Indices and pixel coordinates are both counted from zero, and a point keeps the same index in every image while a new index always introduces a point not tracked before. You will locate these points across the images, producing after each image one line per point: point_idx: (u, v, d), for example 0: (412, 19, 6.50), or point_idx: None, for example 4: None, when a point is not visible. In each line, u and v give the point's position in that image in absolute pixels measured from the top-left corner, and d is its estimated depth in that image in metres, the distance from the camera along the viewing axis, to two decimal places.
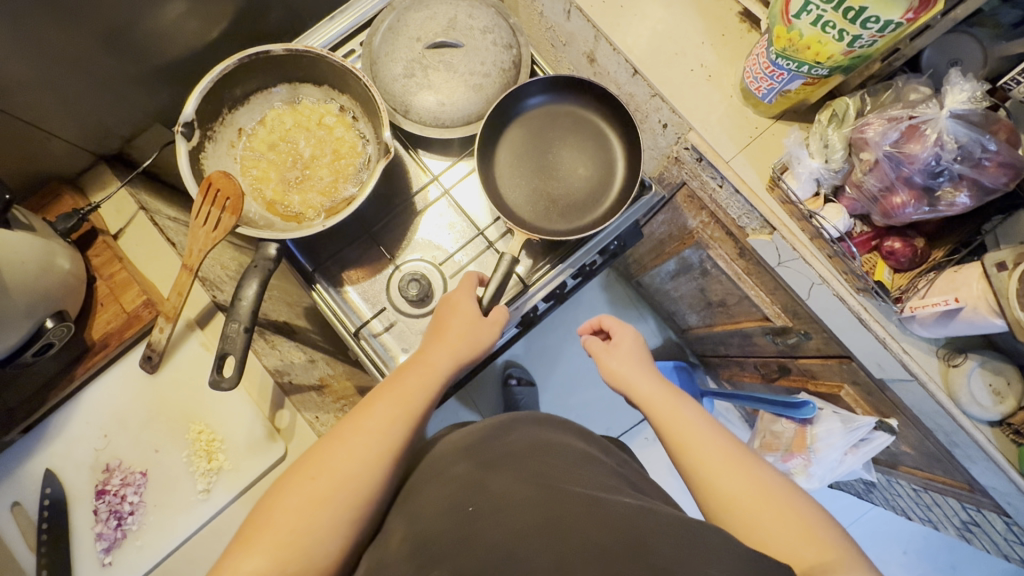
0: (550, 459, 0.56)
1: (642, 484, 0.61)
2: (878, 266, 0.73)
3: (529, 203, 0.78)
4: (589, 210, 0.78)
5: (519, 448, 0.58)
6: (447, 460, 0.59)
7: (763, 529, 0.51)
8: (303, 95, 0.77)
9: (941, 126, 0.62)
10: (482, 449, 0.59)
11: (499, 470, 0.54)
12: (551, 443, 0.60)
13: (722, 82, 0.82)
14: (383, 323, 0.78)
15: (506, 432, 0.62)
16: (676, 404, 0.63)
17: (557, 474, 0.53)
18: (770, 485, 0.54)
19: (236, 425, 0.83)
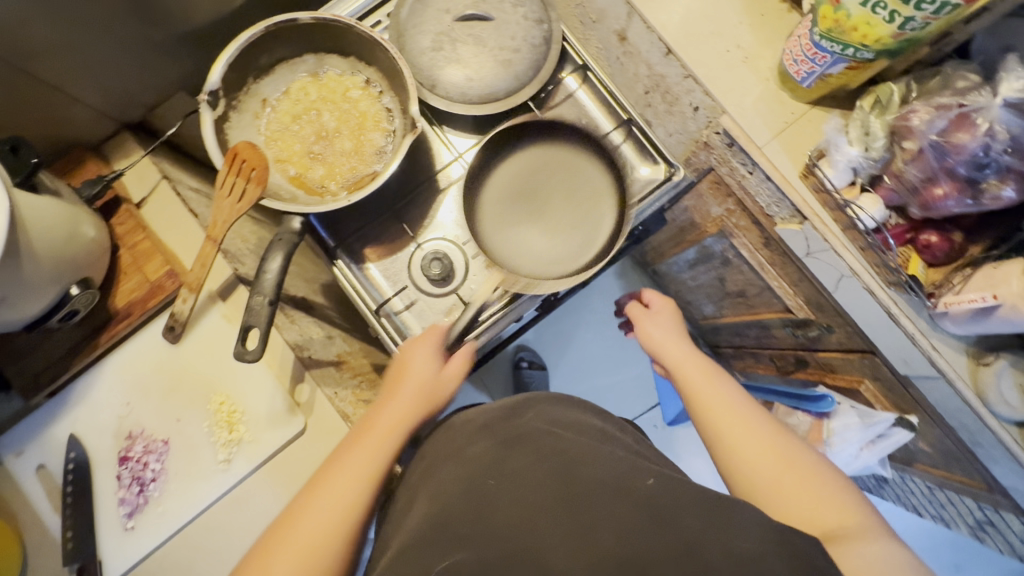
0: (571, 435, 0.56)
1: (667, 466, 0.59)
2: (912, 260, 0.72)
3: (517, 247, 0.75)
4: (581, 252, 0.75)
5: (536, 424, 0.58)
6: (467, 438, 0.60)
7: (780, 494, 0.51)
8: (328, 66, 0.75)
9: (992, 115, 0.59)
10: (500, 428, 0.59)
11: (517, 446, 0.54)
12: (571, 421, 0.60)
13: (758, 65, 0.80)
14: (404, 301, 0.77)
15: (524, 408, 0.63)
16: (708, 372, 0.64)
17: (575, 448, 0.53)
18: (793, 454, 0.53)
19: (257, 397, 0.82)
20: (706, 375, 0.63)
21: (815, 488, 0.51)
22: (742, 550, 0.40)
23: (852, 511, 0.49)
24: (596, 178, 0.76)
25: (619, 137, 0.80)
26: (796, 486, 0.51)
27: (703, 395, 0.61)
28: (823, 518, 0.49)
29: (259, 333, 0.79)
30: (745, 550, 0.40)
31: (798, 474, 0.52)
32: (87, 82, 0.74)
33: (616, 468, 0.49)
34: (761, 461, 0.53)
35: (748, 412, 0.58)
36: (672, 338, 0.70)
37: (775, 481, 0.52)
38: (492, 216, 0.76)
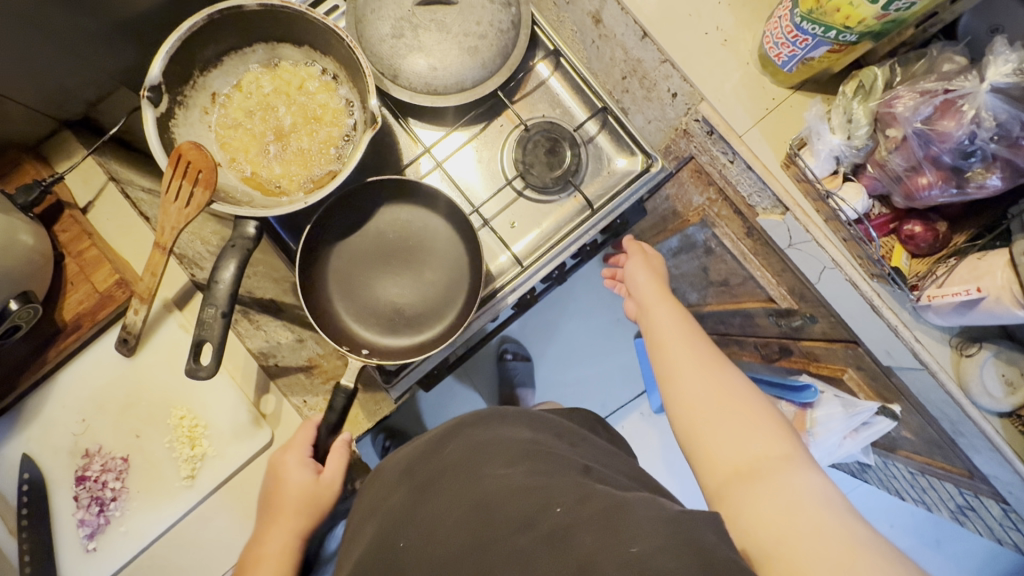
0: (485, 459, 0.58)
1: (603, 470, 0.60)
2: (896, 250, 0.69)
3: (376, 316, 0.72)
4: (444, 311, 0.72)
5: (454, 456, 0.60)
6: (386, 489, 0.63)
7: (713, 430, 0.59)
8: (281, 57, 0.70)
9: (979, 102, 0.57)
10: (419, 469, 0.61)
11: (431, 488, 0.57)
12: (492, 442, 0.61)
13: (738, 48, 0.76)
14: (358, 305, 0.72)
15: (446, 441, 0.64)
16: (668, 321, 0.72)
17: (487, 470, 0.56)
18: (731, 391, 0.61)
19: (220, 410, 0.79)
20: (681, 325, 0.72)
21: (750, 435, 0.57)
22: (631, 553, 0.44)
23: (784, 455, 0.55)
24: (449, 234, 0.73)
25: (594, 127, 0.77)
26: (729, 433, 0.58)
27: (669, 342, 0.69)
28: (752, 449, 0.56)
29: (212, 346, 0.76)
30: (633, 553, 0.44)
31: (730, 420, 0.59)
32: (16, 78, 0.68)
33: (525, 502, 0.51)
34: (704, 406, 0.61)
35: (714, 362, 0.65)
36: (654, 288, 0.79)
37: (710, 428, 0.59)
38: (346, 291, 0.72)
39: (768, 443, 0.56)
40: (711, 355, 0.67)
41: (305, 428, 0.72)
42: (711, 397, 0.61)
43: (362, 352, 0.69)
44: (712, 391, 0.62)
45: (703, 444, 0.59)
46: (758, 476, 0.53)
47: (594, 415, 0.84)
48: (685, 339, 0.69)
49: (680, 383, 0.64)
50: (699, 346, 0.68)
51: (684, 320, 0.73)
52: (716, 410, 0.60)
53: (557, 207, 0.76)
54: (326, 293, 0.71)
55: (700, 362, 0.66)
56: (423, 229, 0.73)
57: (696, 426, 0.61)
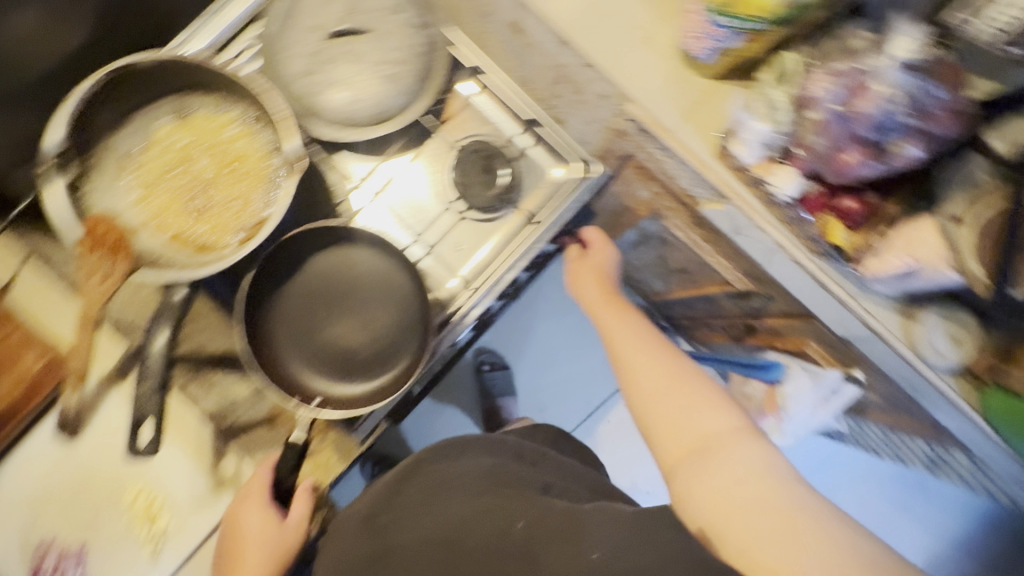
0: (445, 497, 0.64)
1: (563, 485, 0.68)
2: (833, 225, 0.69)
3: (327, 363, 0.69)
4: (395, 356, 0.69)
5: (414, 497, 0.67)
6: (349, 531, 0.68)
7: (663, 411, 0.59)
8: (191, 108, 0.68)
9: (888, 78, 0.58)
10: (382, 511, 0.68)
11: (398, 528, 0.64)
12: (451, 478, 0.67)
13: (658, 44, 0.75)
14: (305, 354, 0.69)
15: (406, 481, 0.70)
16: (615, 317, 0.75)
17: (451, 504, 0.63)
18: (680, 374, 0.62)
19: (177, 482, 0.76)
20: (635, 319, 0.74)
21: (699, 414, 0.57)
22: (592, 559, 0.52)
23: (731, 428, 0.54)
24: (392, 270, 0.71)
25: (527, 140, 0.76)
26: (679, 413, 0.58)
27: (618, 338, 0.71)
28: (700, 425, 0.56)
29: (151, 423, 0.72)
30: (593, 559, 0.52)
31: (679, 400, 0.59)
32: None
33: (488, 527, 0.59)
34: (655, 391, 0.61)
35: (662, 348, 0.67)
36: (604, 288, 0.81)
37: (660, 408, 0.60)
38: (295, 338, 0.69)
39: (717, 419, 0.56)
40: (660, 341, 0.68)
41: (263, 472, 0.70)
42: (661, 382, 0.62)
43: (314, 402, 0.67)
44: (663, 375, 0.63)
45: (655, 425, 0.59)
46: (706, 452, 0.53)
47: (557, 428, 0.88)
48: (637, 330, 0.71)
49: (633, 371, 0.65)
50: (647, 333, 0.70)
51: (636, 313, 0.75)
52: (666, 392, 0.61)
53: (500, 224, 0.75)
54: (275, 343, 0.69)
55: (649, 350, 0.67)
56: (372, 266, 0.71)
57: (648, 409, 0.61)
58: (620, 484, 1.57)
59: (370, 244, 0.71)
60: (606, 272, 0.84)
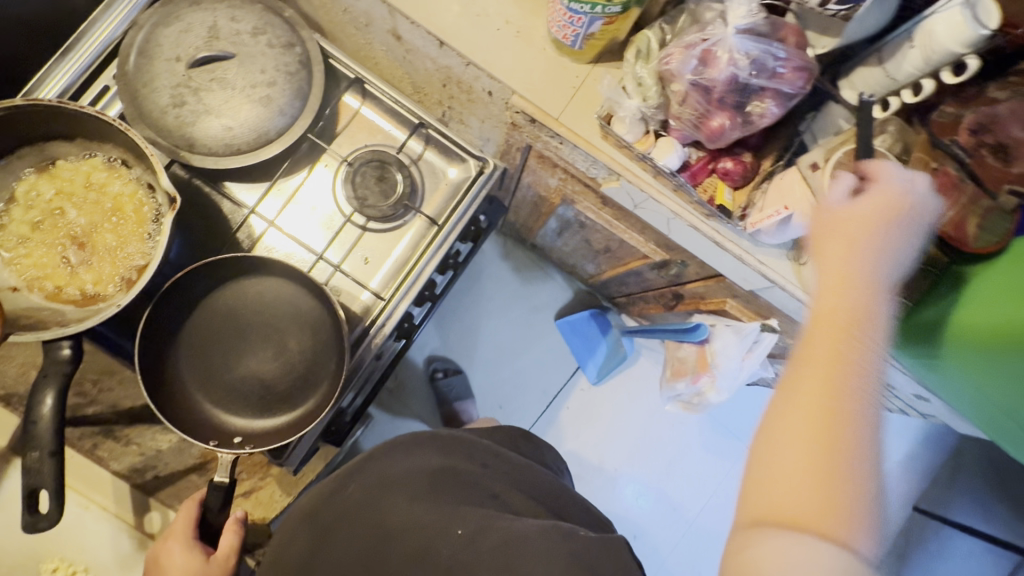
0: (386, 499, 0.57)
1: (512, 493, 0.60)
2: (719, 188, 0.75)
3: (243, 399, 0.67)
4: (314, 382, 0.67)
5: (356, 496, 0.59)
6: (288, 533, 0.61)
7: (780, 465, 0.45)
8: (54, 154, 0.65)
9: (730, 45, 0.62)
10: (321, 512, 0.60)
11: (333, 536, 0.56)
12: (395, 476, 0.60)
13: (532, 36, 0.78)
14: (214, 396, 0.67)
15: (348, 479, 0.62)
16: (847, 324, 0.48)
17: (389, 512, 0.56)
18: (838, 439, 0.44)
19: (96, 545, 0.89)
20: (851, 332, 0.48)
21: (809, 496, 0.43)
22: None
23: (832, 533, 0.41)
24: (299, 298, 0.69)
25: (417, 145, 0.76)
26: (796, 502, 0.43)
27: (792, 371, 0.47)
28: (798, 509, 0.43)
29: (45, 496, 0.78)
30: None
31: (803, 455, 0.44)
32: None
33: (425, 531, 0.52)
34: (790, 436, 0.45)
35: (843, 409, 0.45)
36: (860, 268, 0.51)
37: (770, 485, 0.45)
38: (203, 378, 0.67)
39: (826, 521, 0.42)
40: (841, 392, 0.45)
41: (188, 508, 0.67)
42: (803, 461, 0.44)
43: (234, 442, 0.65)
44: (815, 456, 0.44)
45: (752, 487, 0.46)
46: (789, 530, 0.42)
47: (519, 429, 0.81)
48: (829, 369, 0.46)
49: (774, 427, 0.46)
50: (826, 375, 0.46)
51: (834, 329, 0.48)
52: (810, 451, 0.44)
53: (403, 231, 0.75)
54: (181, 389, 0.66)
55: (822, 416, 0.45)
56: (288, 302, 0.69)
57: (757, 482, 0.46)
58: (587, 462, 1.49)
59: (286, 277, 0.69)
60: (890, 202, 0.53)
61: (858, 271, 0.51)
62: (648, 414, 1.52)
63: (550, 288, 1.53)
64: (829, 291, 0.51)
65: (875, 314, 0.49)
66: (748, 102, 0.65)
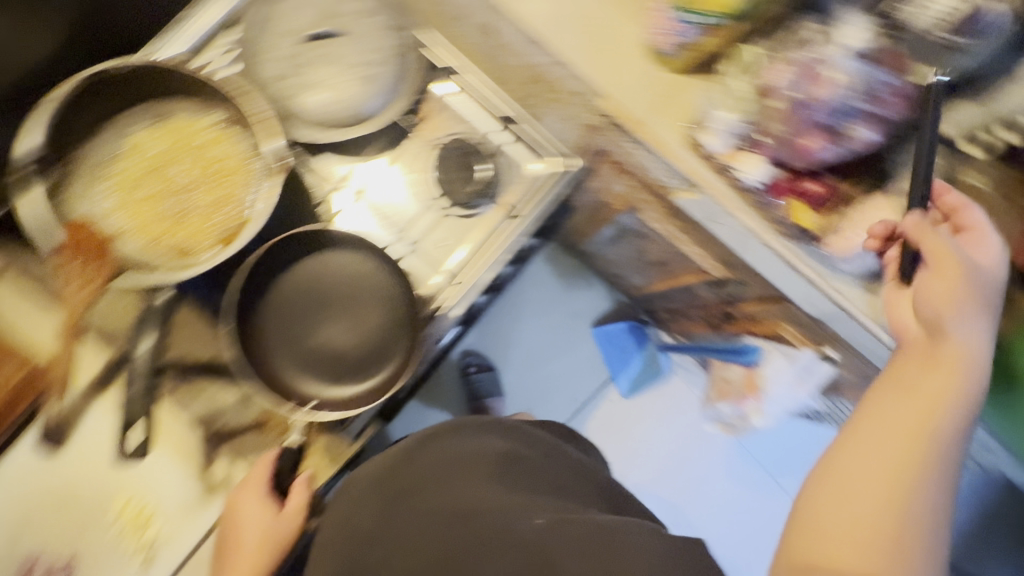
0: (459, 478, 0.59)
1: (575, 485, 0.62)
2: (798, 208, 0.72)
3: (319, 365, 0.70)
4: (388, 354, 0.70)
5: (427, 470, 0.62)
6: (357, 495, 0.63)
7: (845, 503, 0.50)
8: (171, 111, 0.69)
9: (838, 67, 0.65)
10: (392, 479, 0.62)
11: (407, 503, 0.58)
12: (462, 454, 0.63)
13: (624, 40, 0.78)
14: (292, 358, 0.70)
15: (415, 452, 0.64)
16: (921, 383, 0.52)
17: (461, 487, 0.58)
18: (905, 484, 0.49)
19: (167, 488, 0.73)
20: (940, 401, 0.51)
21: (872, 537, 0.48)
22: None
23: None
24: (378, 277, 0.71)
25: (506, 137, 0.77)
26: (857, 541, 0.48)
27: (873, 429, 0.52)
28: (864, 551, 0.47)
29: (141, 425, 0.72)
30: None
31: (878, 494, 0.49)
32: None
33: (500, 512, 0.54)
34: (859, 476, 0.50)
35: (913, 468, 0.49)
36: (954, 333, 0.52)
37: (829, 521, 0.50)
38: (284, 343, 0.70)
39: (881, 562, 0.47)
40: (911, 447, 0.50)
41: (263, 463, 0.69)
42: (870, 504, 0.49)
43: (309, 404, 0.68)
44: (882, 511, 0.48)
45: (813, 524, 0.51)
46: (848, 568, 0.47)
47: (567, 428, 0.84)
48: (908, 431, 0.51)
49: (843, 477, 0.51)
50: (897, 427, 0.51)
51: (913, 388, 0.52)
52: (875, 494, 0.49)
53: (480, 220, 0.77)
54: (265, 348, 0.70)
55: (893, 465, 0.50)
56: (374, 285, 0.71)
57: (820, 517, 0.51)
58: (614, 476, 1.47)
59: (371, 255, 0.71)
60: (982, 264, 0.53)
61: (953, 339, 0.52)
62: (677, 432, 1.50)
63: (590, 297, 1.53)
64: (918, 353, 0.54)
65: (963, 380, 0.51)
66: (845, 125, 0.66)
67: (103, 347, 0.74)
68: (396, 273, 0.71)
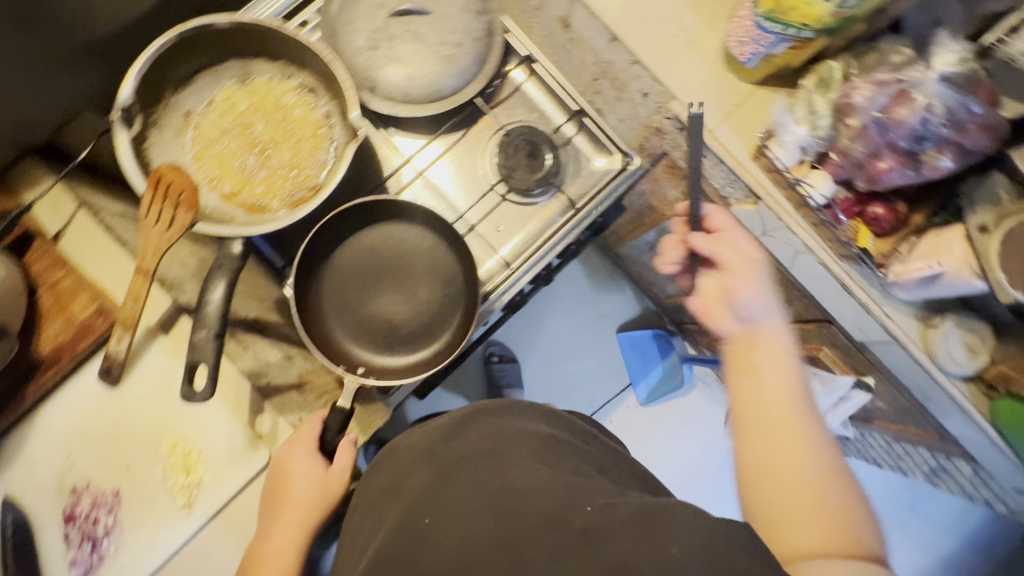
0: (505, 451, 0.61)
1: (614, 468, 0.64)
2: (862, 232, 0.74)
3: (369, 334, 0.72)
4: (438, 329, 0.72)
5: (474, 443, 0.63)
6: (409, 465, 0.65)
7: (777, 488, 0.54)
8: (255, 73, 0.71)
9: (929, 91, 0.62)
10: (441, 453, 0.64)
11: (456, 473, 0.59)
12: (509, 433, 0.65)
13: (703, 47, 0.79)
14: (345, 324, 0.72)
15: (463, 428, 0.67)
16: (759, 358, 0.62)
17: (507, 457, 0.60)
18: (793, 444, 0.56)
19: (213, 434, 0.76)
20: (771, 374, 0.61)
21: (808, 501, 0.53)
22: (671, 554, 0.43)
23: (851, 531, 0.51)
24: (437, 253, 0.73)
25: (571, 130, 0.78)
26: (803, 513, 0.52)
27: (742, 427, 0.59)
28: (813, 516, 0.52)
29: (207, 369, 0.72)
30: (673, 555, 0.43)
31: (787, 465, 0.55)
32: None
33: (550, 488, 0.54)
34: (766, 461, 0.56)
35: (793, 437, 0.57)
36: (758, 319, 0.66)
37: (781, 509, 0.53)
38: (340, 309, 0.72)
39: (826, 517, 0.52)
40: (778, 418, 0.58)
41: (313, 421, 0.70)
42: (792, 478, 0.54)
43: (358, 371, 0.70)
44: (801, 488, 0.54)
45: (772, 523, 0.53)
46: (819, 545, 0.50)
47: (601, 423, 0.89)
48: (769, 410, 0.59)
49: (759, 471, 0.56)
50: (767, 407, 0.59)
51: (749, 366, 0.62)
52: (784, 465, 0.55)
53: (539, 210, 0.77)
54: (321, 312, 0.71)
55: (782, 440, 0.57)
56: (434, 260, 0.73)
57: (767, 513, 0.54)
58: None
59: (432, 233, 0.73)
60: (738, 260, 0.69)
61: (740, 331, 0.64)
62: (692, 442, 1.51)
63: (616, 301, 1.52)
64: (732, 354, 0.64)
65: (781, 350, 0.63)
66: (920, 150, 0.65)
67: (162, 295, 0.76)
68: (457, 251, 0.72)
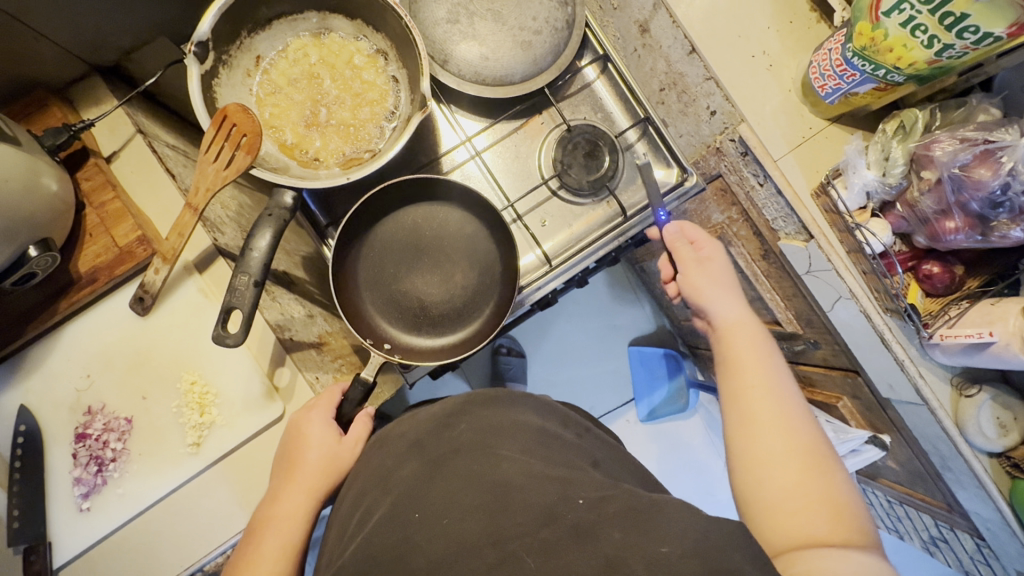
0: (500, 442, 0.57)
1: (610, 464, 0.62)
2: (912, 288, 0.72)
3: (399, 311, 0.71)
4: (468, 315, 0.72)
5: (467, 434, 0.59)
6: (394, 462, 0.59)
7: (765, 471, 0.52)
8: (332, 28, 0.70)
9: (1017, 155, 0.60)
10: (430, 446, 0.59)
11: (446, 465, 0.55)
12: (506, 423, 0.61)
13: (782, 74, 0.78)
14: (377, 296, 0.71)
15: (457, 419, 0.63)
16: (753, 345, 0.61)
17: (493, 441, 0.58)
18: (779, 423, 0.54)
19: (232, 378, 0.77)
20: (762, 358, 0.60)
21: (798, 482, 0.50)
22: (660, 554, 0.41)
23: (841, 511, 0.48)
24: (477, 237, 0.72)
25: (633, 135, 0.78)
26: (792, 495, 0.50)
27: (733, 412, 0.57)
28: (804, 498, 0.50)
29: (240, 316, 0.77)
30: (662, 554, 0.41)
31: (776, 444, 0.53)
32: (49, 16, 0.66)
33: (546, 484, 0.50)
34: (754, 444, 0.54)
35: (788, 420, 0.54)
36: (750, 312, 0.64)
37: (769, 491, 0.51)
38: (373, 283, 0.71)
39: (817, 496, 0.49)
40: (763, 401, 0.56)
41: (333, 390, 0.71)
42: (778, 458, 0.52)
43: (384, 346, 0.70)
44: (790, 470, 0.51)
45: (762, 508, 0.51)
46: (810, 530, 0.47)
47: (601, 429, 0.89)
48: (762, 394, 0.56)
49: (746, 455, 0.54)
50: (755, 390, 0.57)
51: (732, 353, 0.61)
52: (772, 446, 0.53)
53: (589, 211, 0.77)
54: (354, 283, 0.71)
55: (769, 422, 0.54)
56: (472, 240, 0.72)
57: (756, 500, 0.51)
58: None
59: (474, 216, 0.72)
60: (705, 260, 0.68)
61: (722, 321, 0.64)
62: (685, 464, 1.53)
63: (634, 313, 1.47)
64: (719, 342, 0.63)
65: (759, 343, 0.61)
66: (992, 216, 0.63)
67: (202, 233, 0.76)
68: (500, 237, 0.71)
